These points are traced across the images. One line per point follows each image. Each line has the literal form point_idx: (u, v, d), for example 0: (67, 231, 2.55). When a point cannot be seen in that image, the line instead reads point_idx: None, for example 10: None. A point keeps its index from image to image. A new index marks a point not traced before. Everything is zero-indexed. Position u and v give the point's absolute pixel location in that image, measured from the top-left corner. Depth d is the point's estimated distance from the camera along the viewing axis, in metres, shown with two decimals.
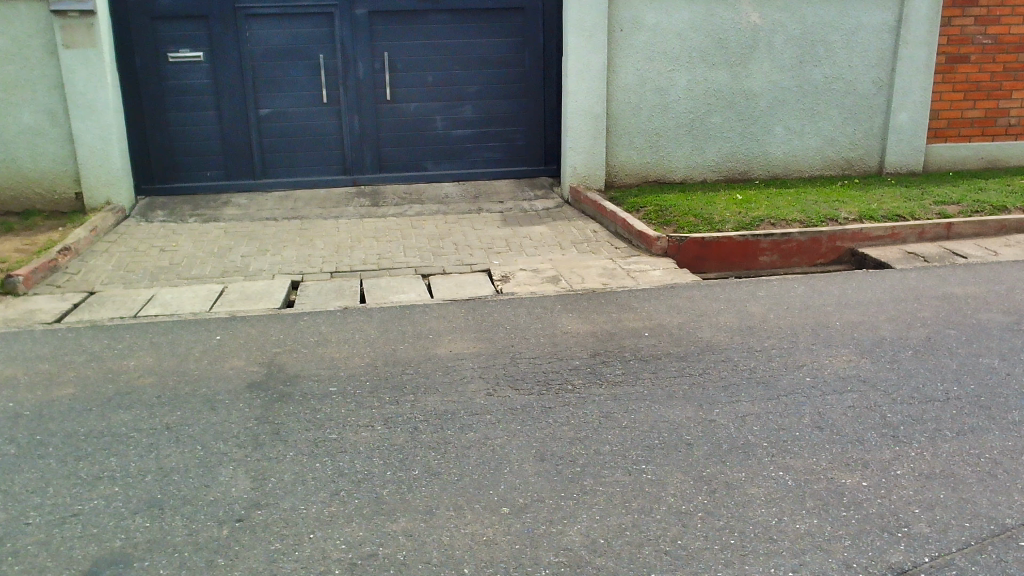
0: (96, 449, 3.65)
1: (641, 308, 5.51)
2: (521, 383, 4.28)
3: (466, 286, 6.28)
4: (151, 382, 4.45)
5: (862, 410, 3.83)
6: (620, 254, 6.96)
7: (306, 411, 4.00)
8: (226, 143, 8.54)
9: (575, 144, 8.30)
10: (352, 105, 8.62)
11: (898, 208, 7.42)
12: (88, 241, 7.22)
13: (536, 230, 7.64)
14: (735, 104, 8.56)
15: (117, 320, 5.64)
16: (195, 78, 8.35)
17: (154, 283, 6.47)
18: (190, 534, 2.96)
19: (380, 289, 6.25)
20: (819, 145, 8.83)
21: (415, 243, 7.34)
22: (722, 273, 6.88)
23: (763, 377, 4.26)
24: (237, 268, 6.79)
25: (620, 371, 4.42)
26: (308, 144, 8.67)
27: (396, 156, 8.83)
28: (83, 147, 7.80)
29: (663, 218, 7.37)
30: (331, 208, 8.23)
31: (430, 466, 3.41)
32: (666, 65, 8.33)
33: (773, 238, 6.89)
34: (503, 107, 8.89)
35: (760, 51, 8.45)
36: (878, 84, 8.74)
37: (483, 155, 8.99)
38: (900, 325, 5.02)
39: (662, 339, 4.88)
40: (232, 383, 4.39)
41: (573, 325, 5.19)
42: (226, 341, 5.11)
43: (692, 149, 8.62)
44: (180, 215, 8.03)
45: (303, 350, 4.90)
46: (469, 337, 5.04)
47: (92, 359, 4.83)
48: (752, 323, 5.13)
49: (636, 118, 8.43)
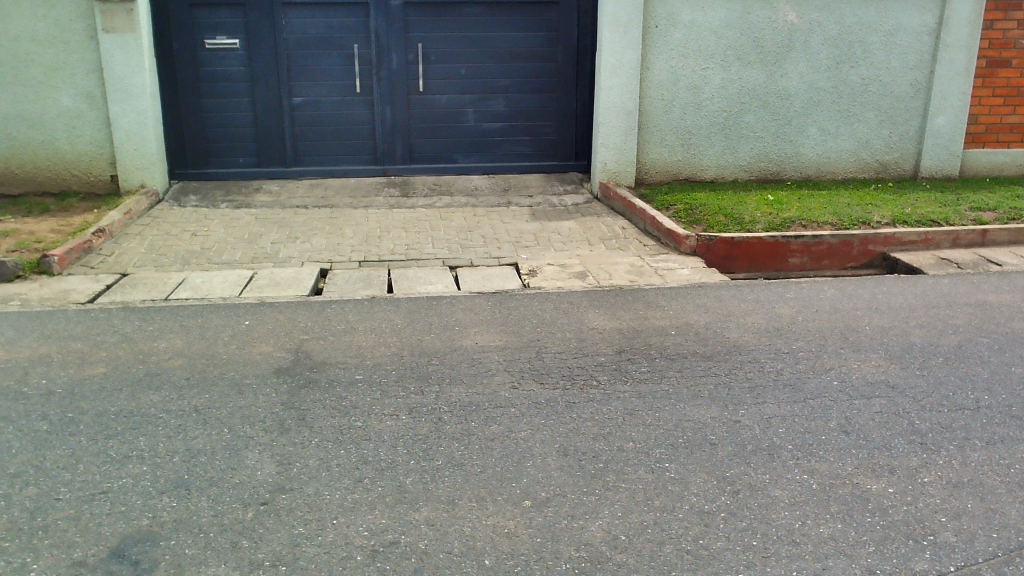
0: (126, 428, 3.71)
1: (668, 307, 5.49)
2: (546, 377, 4.29)
3: (493, 279, 6.30)
4: (180, 364, 4.51)
5: (890, 416, 3.79)
6: (648, 252, 6.94)
7: (331, 398, 4.04)
8: (259, 130, 8.60)
9: (606, 140, 8.28)
10: (384, 96, 8.65)
11: (932, 213, 7.33)
12: (122, 224, 7.31)
13: (565, 225, 7.63)
14: (770, 104, 8.49)
15: (148, 302, 5.72)
16: (230, 65, 8.42)
17: (184, 267, 6.54)
18: (215, 515, 3.00)
19: (407, 280, 6.27)
20: (853, 147, 8.73)
21: (443, 235, 7.36)
22: (751, 273, 6.83)
23: (790, 380, 4.23)
24: (266, 254, 6.85)
25: (646, 368, 4.41)
26: (340, 133, 8.71)
27: (427, 147, 8.86)
28: (120, 130, 7.91)
29: (692, 217, 7.34)
30: (361, 197, 8.28)
31: (453, 457, 3.43)
32: (700, 63, 8.27)
33: (804, 239, 6.83)
34: (535, 101, 8.88)
35: (797, 51, 8.37)
36: (916, 88, 8.62)
37: (514, 148, 8.98)
38: (931, 331, 4.96)
39: (688, 339, 4.86)
40: (258, 369, 4.44)
41: (600, 322, 5.19)
42: (254, 326, 5.16)
43: (724, 147, 8.56)
44: (212, 200, 8.11)
45: (330, 337, 4.93)
46: (495, 330, 5.05)
47: (124, 339, 4.91)
48: (781, 325, 5.09)
49: (669, 115, 8.39)
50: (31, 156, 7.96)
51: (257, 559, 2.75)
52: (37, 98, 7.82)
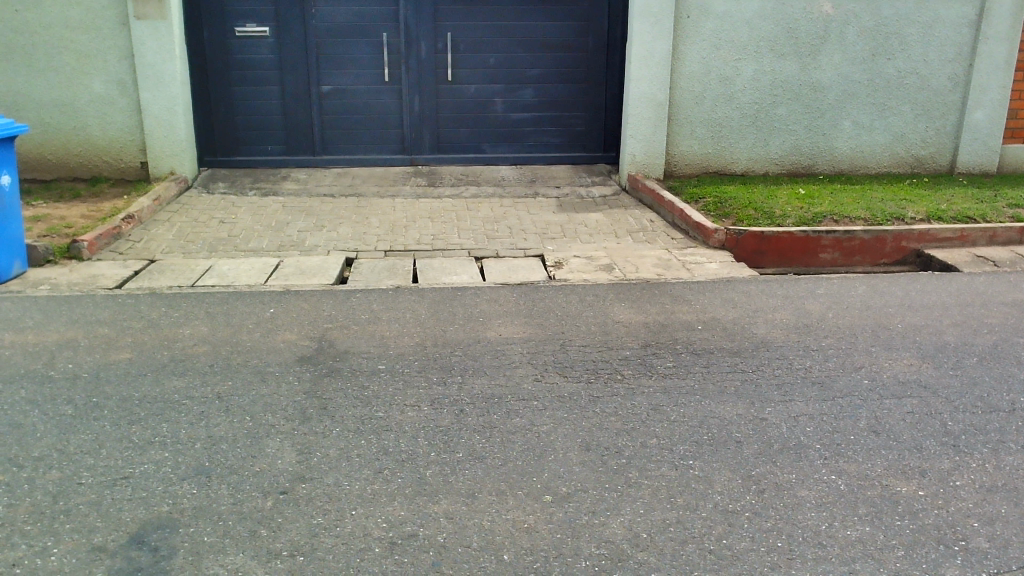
0: (150, 414, 3.73)
1: (696, 301, 5.41)
2: (570, 371, 4.24)
3: (519, 270, 6.25)
4: (205, 351, 4.52)
5: (921, 417, 3.71)
6: (676, 245, 6.85)
7: (354, 387, 4.03)
8: (288, 119, 8.62)
9: (636, 132, 8.19)
10: (413, 85, 8.62)
11: (968, 210, 7.17)
12: (151, 210, 7.36)
13: (592, 217, 7.56)
14: (803, 96, 8.35)
15: (176, 288, 5.74)
16: (260, 53, 8.43)
17: (211, 254, 6.57)
18: (235, 503, 2.99)
19: (433, 270, 6.25)
20: (888, 141, 8.56)
21: (470, 225, 7.33)
22: (780, 268, 6.72)
23: (819, 377, 4.15)
24: (293, 242, 6.86)
25: (671, 363, 4.35)
26: (368, 122, 8.70)
27: (455, 137, 8.82)
28: (150, 117, 7.95)
29: (722, 210, 7.24)
30: (389, 187, 8.27)
31: (474, 449, 3.40)
32: (732, 54, 8.14)
33: (836, 235, 6.71)
34: (564, 91, 8.80)
35: (831, 43, 8.21)
36: (954, 81, 8.42)
37: (542, 139, 8.92)
38: (965, 331, 4.84)
39: (715, 333, 4.79)
40: (282, 357, 4.43)
41: (625, 315, 5.13)
42: (278, 314, 5.16)
43: (755, 140, 8.44)
44: (240, 188, 8.15)
45: (354, 327, 4.92)
46: (519, 322, 5.01)
47: (149, 325, 4.93)
48: (810, 321, 5.00)
49: (699, 107, 8.27)
50: (63, 143, 8.03)
51: (275, 548, 2.73)
52: (70, 85, 7.89)
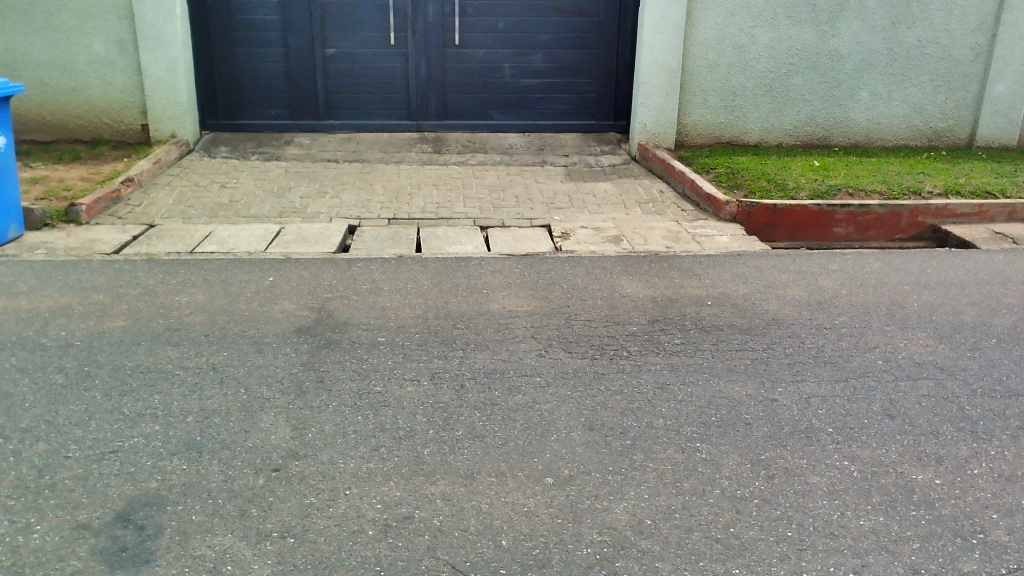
0: (142, 385, 3.63)
1: (705, 275, 5.27)
2: (575, 346, 4.12)
3: (525, 241, 6.11)
4: (201, 320, 4.41)
5: (937, 401, 3.58)
6: (686, 217, 6.70)
7: (352, 360, 3.92)
8: (292, 82, 8.44)
9: (647, 100, 7.99)
10: (419, 49, 8.42)
11: (987, 185, 6.98)
12: (152, 174, 7.23)
13: (600, 187, 7.39)
14: (820, 66, 8.12)
15: (174, 254, 5.63)
16: (263, 14, 8.23)
17: (212, 220, 6.44)
18: (225, 481, 2.89)
19: (437, 239, 6.12)
20: (906, 113, 8.34)
21: (476, 193, 7.18)
22: (793, 242, 6.57)
23: (832, 357, 4.02)
24: (295, 209, 6.73)
25: (679, 340, 4.22)
26: (373, 87, 8.52)
27: (462, 103, 8.64)
28: (150, 78, 7.79)
29: (734, 181, 7.07)
30: (394, 153, 8.11)
31: (474, 427, 3.29)
32: (748, 21, 7.91)
33: (850, 209, 6.54)
34: (575, 57, 8.59)
35: (851, 10, 7.97)
36: (976, 51, 8.18)
37: (551, 106, 8.73)
38: (983, 310, 4.70)
39: (725, 309, 4.66)
40: (280, 328, 4.32)
41: (633, 288, 4.99)
42: (278, 282, 5.05)
43: (769, 111, 8.23)
44: (242, 152, 8.00)
45: (355, 297, 4.80)
46: (524, 294, 4.88)
47: (146, 292, 4.82)
48: (823, 298, 4.86)
49: (713, 75, 8.06)
50: (63, 104, 7.88)
51: (265, 529, 2.64)
52: (68, 44, 7.72)
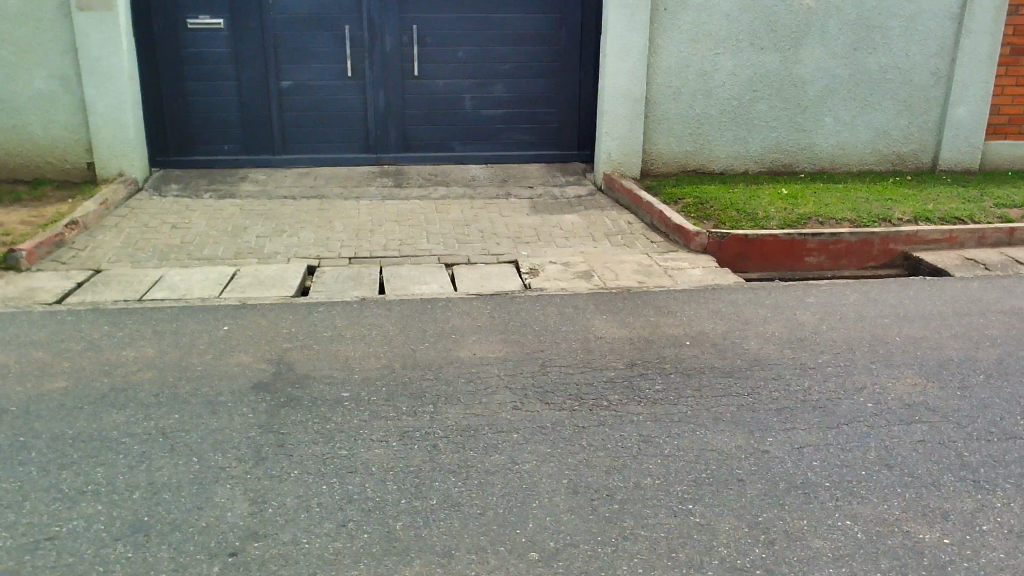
0: (83, 456, 3.32)
1: (681, 313, 5.10)
2: (552, 397, 3.90)
3: (492, 278, 5.89)
4: (150, 377, 4.10)
5: (934, 447, 3.42)
6: (656, 249, 6.54)
7: (315, 420, 3.65)
8: (246, 116, 8.16)
9: (611, 129, 7.86)
10: (377, 80, 8.20)
11: (956, 210, 6.93)
12: (98, 215, 6.88)
13: (567, 220, 7.21)
14: (783, 92, 8.07)
15: (121, 303, 5.31)
16: (214, 46, 7.95)
17: (162, 264, 6.12)
18: (176, 570, 2.61)
19: (400, 279, 5.87)
20: (869, 138, 8.32)
21: (439, 229, 6.95)
22: (765, 273, 6.44)
23: (820, 401, 3.85)
24: (250, 249, 6.43)
25: (660, 386, 4.02)
26: (331, 120, 8.27)
27: (423, 135, 8.43)
28: (96, 115, 7.46)
29: (703, 211, 6.94)
30: (353, 188, 7.85)
31: (450, 495, 3.04)
32: (711, 48, 7.84)
33: (822, 238, 6.44)
34: (537, 87, 8.44)
35: (812, 36, 7.94)
36: (937, 76, 8.19)
37: (514, 137, 8.56)
38: (967, 344, 4.58)
39: (705, 350, 4.47)
40: (235, 384, 4.03)
41: (608, 329, 4.79)
42: (233, 332, 4.76)
43: (734, 138, 8.15)
44: (194, 189, 7.68)
45: (316, 346, 4.53)
46: (494, 338, 4.65)
47: (90, 347, 4.50)
48: (803, 335, 4.70)
49: (677, 103, 7.96)
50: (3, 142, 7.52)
51: None
52: (8, 80, 7.37)
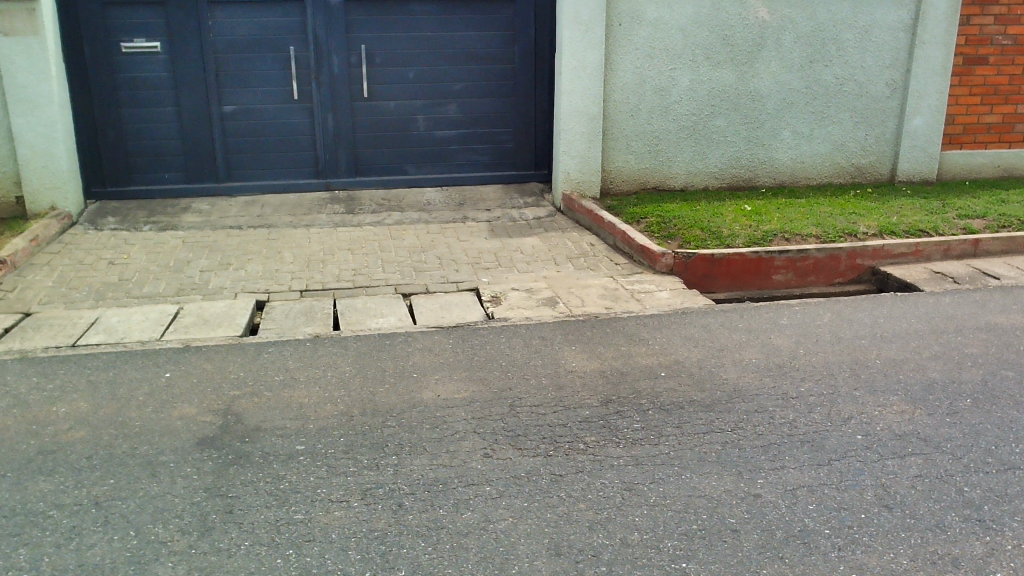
0: (3, 535, 2.95)
1: (653, 340, 4.87)
2: (524, 442, 3.62)
3: (453, 308, 5.62)
4: (82, 437, 3.73)
5: (933, 482, 3.22)
6: (621, 272, 6.33)
7: (266, 479, 3.33)
8: (186, 143, 7.77)
9: (569, 148, 7.65)
10: (325, 103, 7.89)
11: (920, 222, 6.85)
12: (28, 252, 6.45)
13: (527, 243, 6.97)
14: (741, 106, 7.95)
15: (53, 350, 4.91)
16: (152, 71, 7.57)
17: (99, 304, 5.73)
18: None
19: (356, 312, 5.56)
20: (828, 151, 8.23)
21: (395, 256, 6.65)
22: (732, 293, 6.27)
23: (807, 436, 3.63)
24: (195, 285, 6.06)
25: (638, 424, 3.78)
26: (277, 145, 7.94)
27: (374, 158, 8.13)
28: (24, 145, 7.02)
29: (666, 230, 6.76)
30: (303, 215, 7.51)
31: (420, 564, 2.75)
32: (667, 63, 7.70)
33: (789, 255, 6.29)
34: (491, 106, 8.20)
35: (768, 50, 7.84)
36: (892, 87, 8.16)
37: (468, 158, 8.30)
38: (948, 364, 4.42)
39: (682, 382, 4.24)
40: (178, 441, 3.68)
41: (578, 362, 4.54)
42: (176, 379, 4.40)
43: (693, 154, 8.00)
44: (133, 222, 7.27)
45: (267, 393, 4.19)
46: (460, 377, 4.36)
47: (16, 404, 4.10)
48: (781, 361, 4.50)
49: (635, 120, 7.79)
50: None
51: None
52: None
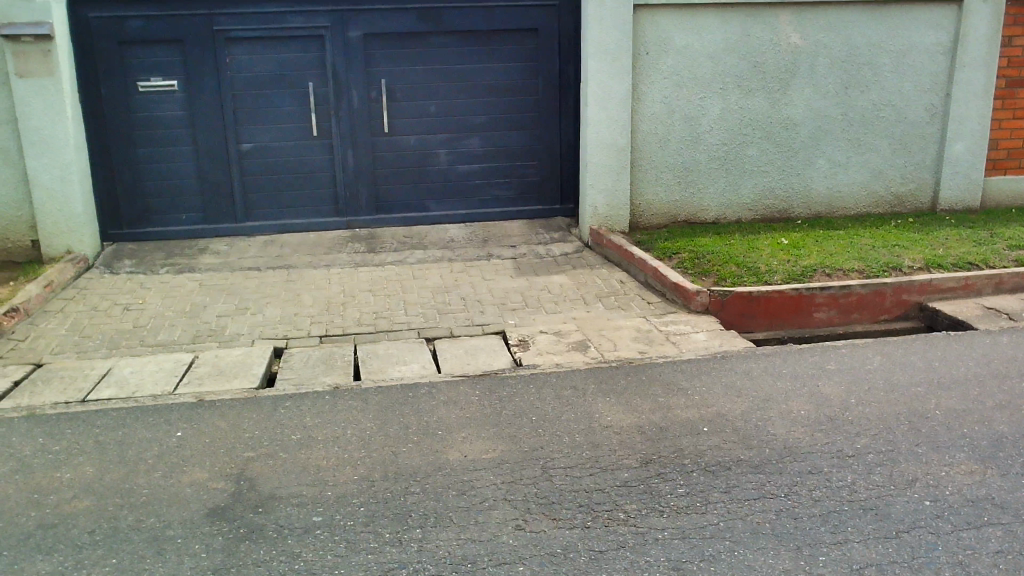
0: None
1: (692, 390, 4.57)
2: (560, 511, 3.33)
3: (479, 354, 5.35)
4: (87, 507, 3.49)
5: (1017, 560, 2.90)
6: (654, 312, 6.04)
7: (280, 558, 3.06)
8: (204, 182, 7.62)
9: (596, 181, 7.40)
10: (345, 139, 7.71)
11: (968, 254, 6.51)
12: (42, 299, 6.28)
13: (555, 281, 6.71)
14: (774, 135, 7.67)
15: (63, 405, 4.70)
16: (169, 110, 7.43)
17: (112, 353, 5.52)
18: None
19: (377, 359, 5.31)
20: (865, 179, 7.92)
21: (418, 298, 6.41)
22: (772, 332, 5.96)
23: (871, 502, 3.31)
24: (211, 331, 5.85)
25: (682, 489, 3.48)
26: (297, 183, 7.76)
27: (395, 195, 7.92)
28: (39, 189, 6.88)
29: (700, 267, 6.47)
30: (323, 255, 7.31)
31: None
32: (696, 92, 7.45)
33: (831, 291, 5.97)
34: (514, 139, 7.98)
35: (801, 76, 7.57)
36: (932, 112, 7.85)
37: (492, 192, 8.07)
38: (1016, 415, 4.08)
39: (727, 439, 3.93)
40: (186, 512, 3.43)
41: (614, 416, 4.24)
42: (187, 439, 4.15)
43: (725, 185, 7.71)
44: (150, 265, 7.10)
45: (283, 454, 3.94)
46: (488, 434, 4.08)
47: (19, 469, 3.87)
48: (834, 413, 4.18)
49: (663, 151, 7.54)
50: None
51: None
52: None
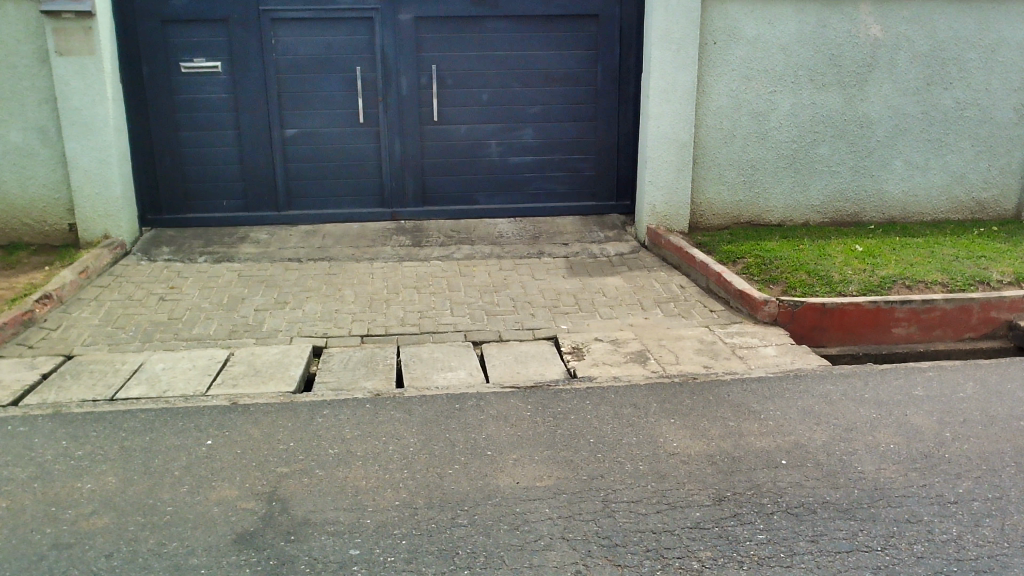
0: None
1: (766, 414, 4.16)
2: (624, 556, 2.96)
3: (530, 362, 4.99)
4: (105, 525, 3.20)
5: None
6: (717, 321, 5.62)
7: None
8: (246, 168, 7.34)
9: (655, 178, 6.98)
10: (393, 126, 7.38)
11: None
12: (76, 285, 6.05)
13: (610, 284, 6.31)
14: (848, 133, 7.17)
15: (90, 404, 4.43)
16: (212, 92, 7.17)
17: (144, 346, 5.26)
18: None
19: (422, 363, 4.98)
20: (945, 183, 7.39)
21: (465, 297, 6.06)
22: (846, 348, 5.50)
23: (983, 563, 2.89)
24: (248, 326, 5.57)
25: (764, 535, 3.08)
26: (341, 171, 7.45)
27: (443, 187, 7.59)
28: (78, 171, 6.66)
29: (767, 273, 6.02)
30: (366, 247, 6.99)
31: None
32: (766, 86, 6.97)
33: (912, 305, 5.49)
34: (570, 131, 7.58)
35: (880, 71, 7.06)
36: (1021, 113, 7.30)
37: (544, 186, 7.69)
38: None
39: (810, 475, 3.52)
40: (212, 537, 3.12)
41: (681, 442, 3.85)
42: (217, 449, 3.85)
43: (793, 185, 7.24)
44: (188, 252, 6.84)
45: (319, 472, 3.62)
46: (542, 458, 3.72)
47: (38, 477, 3.60)
48: (928, 449, 3.75)
49: (728, 147, 7.08)
50: None
51: None
52: None
